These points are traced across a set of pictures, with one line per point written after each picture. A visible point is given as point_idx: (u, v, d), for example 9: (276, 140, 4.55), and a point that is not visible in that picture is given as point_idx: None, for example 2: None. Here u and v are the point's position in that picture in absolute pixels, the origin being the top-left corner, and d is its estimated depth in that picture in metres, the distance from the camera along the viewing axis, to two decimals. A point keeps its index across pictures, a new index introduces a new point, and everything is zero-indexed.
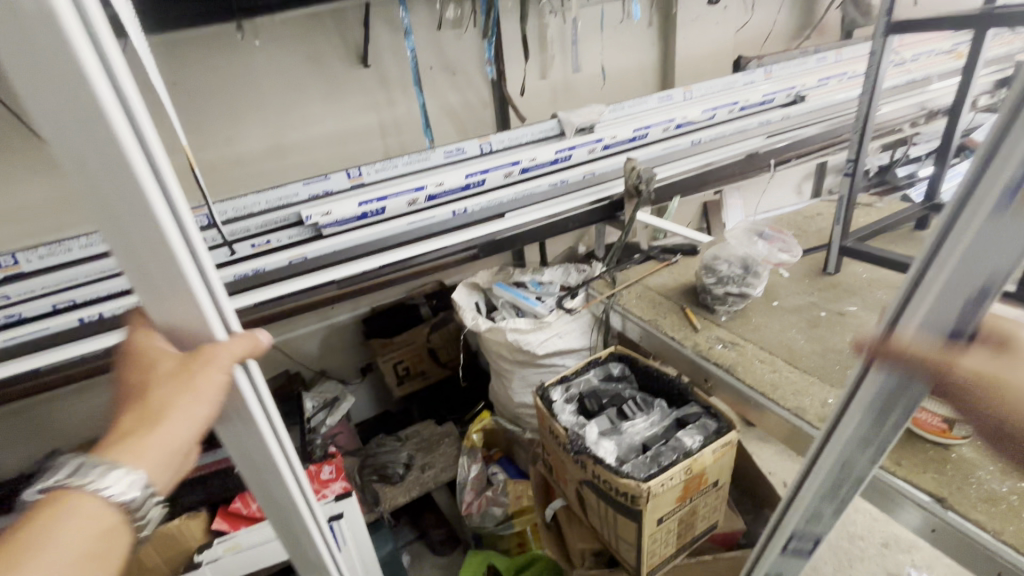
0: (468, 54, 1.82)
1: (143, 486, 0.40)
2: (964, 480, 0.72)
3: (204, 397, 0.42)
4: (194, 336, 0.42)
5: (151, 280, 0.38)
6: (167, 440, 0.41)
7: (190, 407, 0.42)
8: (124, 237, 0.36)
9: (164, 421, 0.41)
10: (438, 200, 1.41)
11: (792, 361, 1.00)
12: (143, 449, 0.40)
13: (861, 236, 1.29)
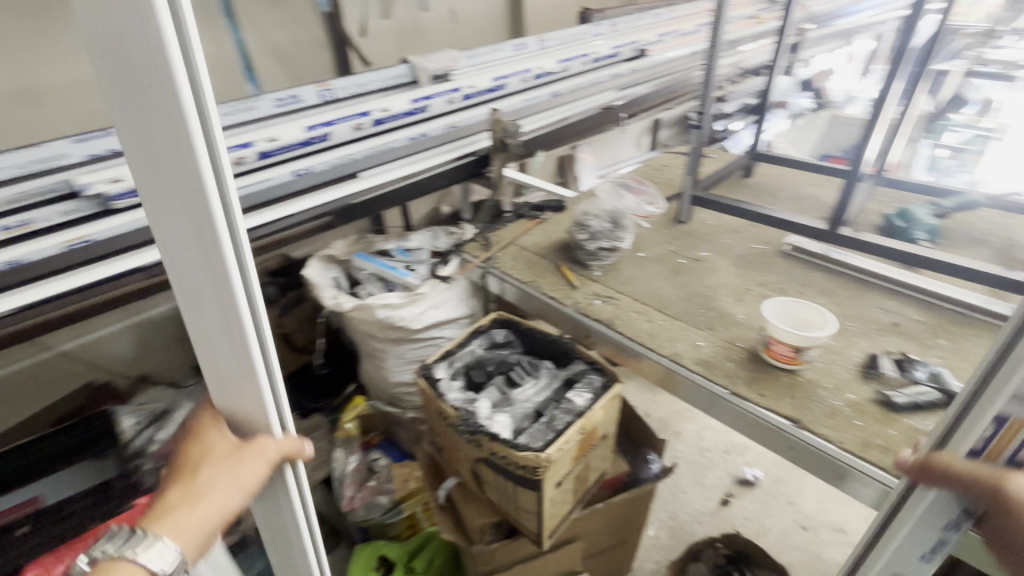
0: None
1: (174, 557, 0.44)
2: (812, 400, 0.82)
3: (242, 483, 0.46)
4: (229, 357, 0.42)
5: (208, 265, 0.36)
6: (201, 520, 0.46)
7: (219, 498, 0.46)
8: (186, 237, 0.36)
9: (194, 508, 0.46)
10: (273, 159, 1.17)
11: (663, 308, 1.05)
12: (180, 528, 0.45)
13: (706, 186, 1.39)
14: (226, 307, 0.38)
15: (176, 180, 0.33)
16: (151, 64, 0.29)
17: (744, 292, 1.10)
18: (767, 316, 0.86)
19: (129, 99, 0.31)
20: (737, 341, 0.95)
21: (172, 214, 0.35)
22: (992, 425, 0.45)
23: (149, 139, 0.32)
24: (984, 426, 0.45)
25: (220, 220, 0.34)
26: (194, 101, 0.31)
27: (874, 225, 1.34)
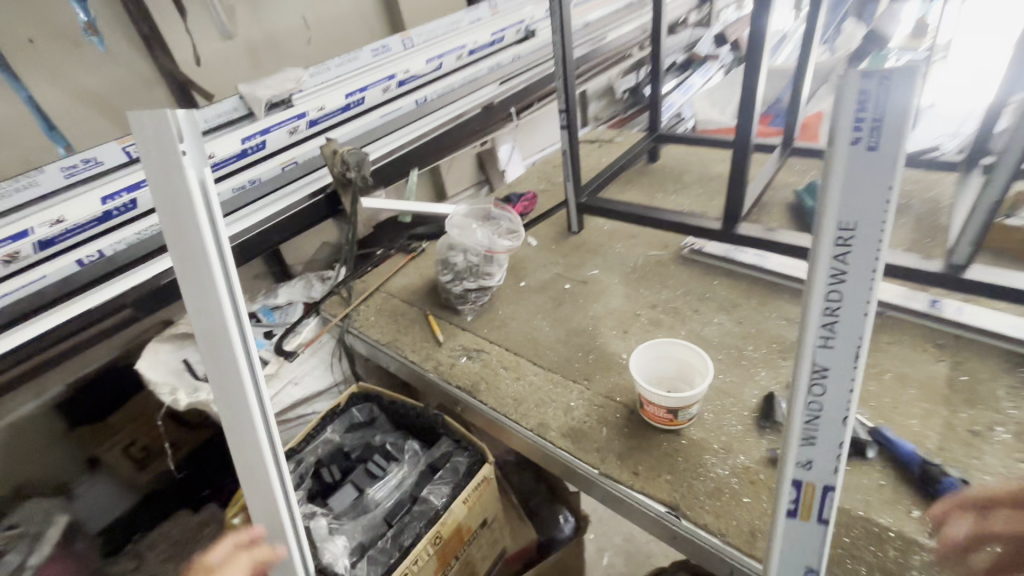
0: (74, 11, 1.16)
1: None
2: (695, 472, 0.67)
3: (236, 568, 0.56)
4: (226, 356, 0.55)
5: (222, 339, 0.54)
6: None
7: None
8: (195, 259, 0.52)
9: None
10: (58, 246, 0.97)
11: (536, 358, 0.89)
12: None
13: (596, 187, 1.22)
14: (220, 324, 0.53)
15: (199, 283, 0.52)
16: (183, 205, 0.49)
17: (633, 321, 0.93)
18: (633, 373, 0.70)
19: (172, 221, 0.51)
20: (616, 394, 0.80)
21: (196, 308, 0.54)
22: (793, 488, 0.48)
23: (184, 252, 0.52)
24: (786, 490, 0.48)
25: (222, 297, 0.52)
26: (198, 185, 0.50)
27: (786, 205, 1.18)
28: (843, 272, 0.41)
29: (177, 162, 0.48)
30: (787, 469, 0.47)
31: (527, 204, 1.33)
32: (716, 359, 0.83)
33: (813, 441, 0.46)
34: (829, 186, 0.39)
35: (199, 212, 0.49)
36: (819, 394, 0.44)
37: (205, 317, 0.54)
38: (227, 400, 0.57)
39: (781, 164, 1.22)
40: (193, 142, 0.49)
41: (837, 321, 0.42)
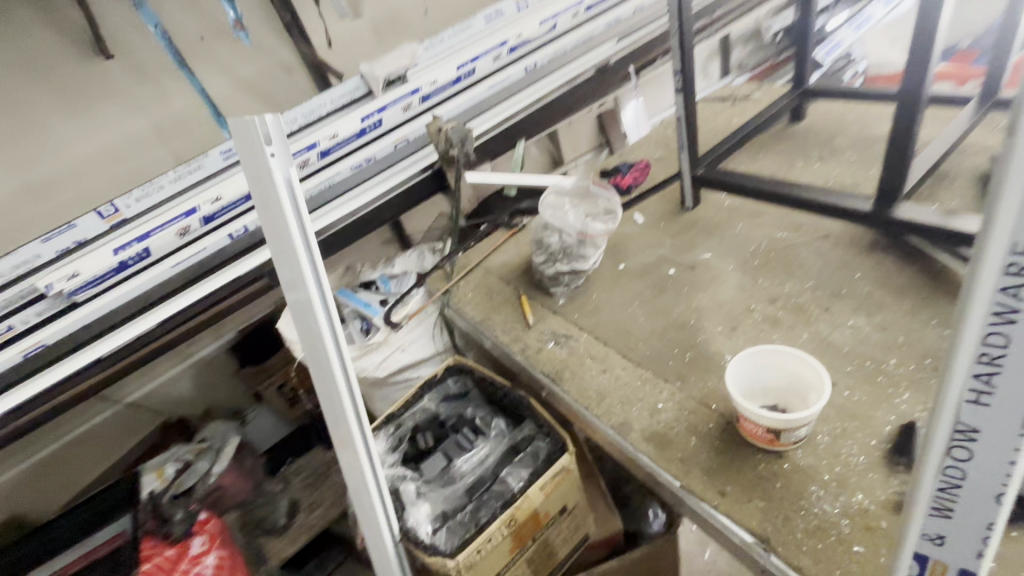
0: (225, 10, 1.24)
1: None
2: (797, 503, 0.58)
3: None
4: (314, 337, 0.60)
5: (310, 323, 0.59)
6: None
7: None
8: (285, 250, 0.56)
9: None
10: (218, 221, 1.15)
11: (627, 351, 0.83)
12: None
13: (718, 156, 1.08)
14: (309, 309, 0.58)
15: (289, 270, 0.57)
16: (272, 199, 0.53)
17: (744, 317, 0.82)
18: (728, 384, 0.62)
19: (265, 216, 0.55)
20: (713, 401, 0.72)
21: (288, 292, 0.59)
22: (916, 561, 0.39)
23: (275, 243, 0.57)
24: (905, 560, 0.39)
25: (309, 281, 0.57)
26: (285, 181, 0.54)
27: (975, 178, 0.93)
28: (1013, 312, 0.30)
29: (265, 160, 0.52)
30: (908, 539, 0.38)
31: (638, 176, 1.23)
32: (844, 371, 0.70)
33: (949, 511, 0.36)
34: (999, 197, 0.28)
35: (287, 205, 0.54)
36: (964, 459, 0.34)
37: (296, 302, 0.59)
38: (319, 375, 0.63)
39: (974, 123, 0.96)
40: (280, 141, 0.53)
41: (1003, 375, 0.31)
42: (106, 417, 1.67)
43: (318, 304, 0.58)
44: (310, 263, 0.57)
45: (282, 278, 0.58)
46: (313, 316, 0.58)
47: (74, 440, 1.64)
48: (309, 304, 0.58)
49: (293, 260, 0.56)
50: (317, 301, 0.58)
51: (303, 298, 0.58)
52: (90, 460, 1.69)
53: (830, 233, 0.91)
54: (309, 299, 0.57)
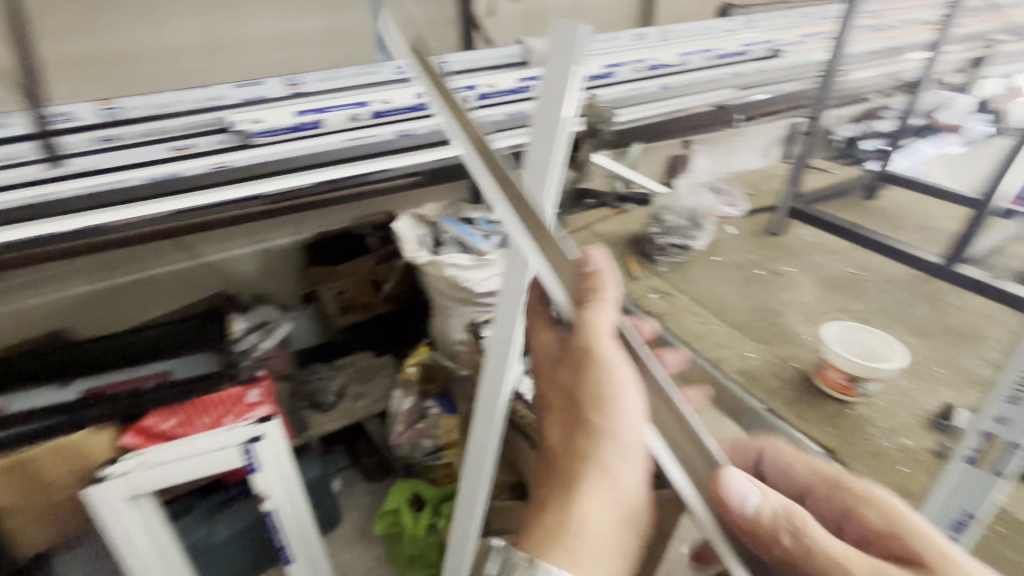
0: None
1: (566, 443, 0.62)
2: (858, 435, 0.75)
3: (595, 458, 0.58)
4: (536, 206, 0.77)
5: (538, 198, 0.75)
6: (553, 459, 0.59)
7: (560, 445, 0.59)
8: (550, 132, 0.73)
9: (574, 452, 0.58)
10: (385, 118, 1.30)
11: (721, 315, 1.01)
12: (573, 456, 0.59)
13: (810, 199, 1.29)
14: (544, 183, 0.75)
15: (544, 149, 0.74)
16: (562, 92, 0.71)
17: (819, 315, 1.01)
18: (824, 338, 0.81)
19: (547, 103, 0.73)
20: (793, 361, 0.89)
21: (532, 166, 0.76)
22: (981, 439, 0.60)
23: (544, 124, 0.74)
24: (973, 437, 0.61)
25: (555, 163, 0.74)
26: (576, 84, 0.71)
27: (1014, 273, 1.14)
28: None
29: (573, 63, 0.69)
30: (982, 420, 0.60)
31: None
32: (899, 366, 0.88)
33: (1017, 401, 0.58)
34: None
35: (569, 101, 0.71)
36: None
37: (534, 175, 0.76)
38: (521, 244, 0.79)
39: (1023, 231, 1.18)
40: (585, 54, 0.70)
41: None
42: (178, 268, 1.80)
43: (552, 181, 0.75)
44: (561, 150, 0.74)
45: (532, 154, 0.76)
46: (544, 189, 0.75)
47: (145, 278, 1.77)
48: (547, 179, 0.75)
49: (552, 142, 0.73)
50: (552, 180, 0.75)
51: (545, 173, 0.75)
52: (147, 302, 1.80)
53: (892, 279, 1.12)
54: (550, 175, 0.74)
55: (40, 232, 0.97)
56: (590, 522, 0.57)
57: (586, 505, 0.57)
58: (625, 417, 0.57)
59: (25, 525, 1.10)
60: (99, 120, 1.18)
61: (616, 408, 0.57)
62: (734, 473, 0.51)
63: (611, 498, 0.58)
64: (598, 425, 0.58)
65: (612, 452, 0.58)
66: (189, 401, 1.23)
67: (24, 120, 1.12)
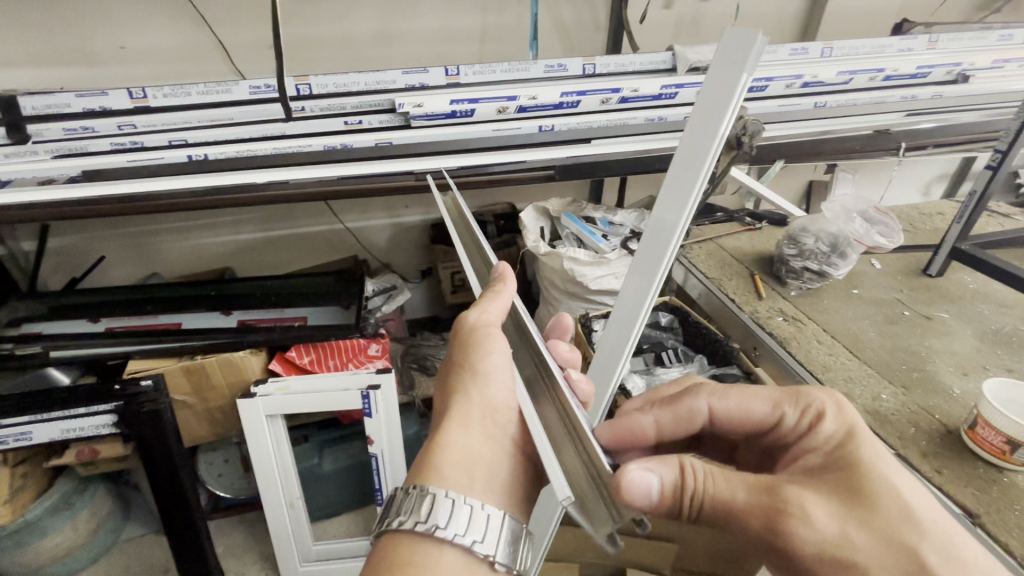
0: None
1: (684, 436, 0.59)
2: (1010, 505, 0.67)
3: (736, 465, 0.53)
4: (675, 210, 0.76)
5: (682, 199, 0.75)
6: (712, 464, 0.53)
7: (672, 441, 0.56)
8: (703, 139, 0.73)
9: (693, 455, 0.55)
10: (528, 113, 1.38)
11: (854, 350, 0.94)
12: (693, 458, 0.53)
13: (982, 243, 1.14)
14: (687, 187, 0.75)
15: (694, 154, 0.75)
16: (723, 99, 0.71)
17: (977, 370, 0.90)
18: (983, 392, 0.72)
19: (706, 111, 0.74)
20: (936, 412, 0.81)
21: (679, 171, 0.77)
22: None
23: (700, 131, 0.74)
24: None
25: (703, 167, 0.73)
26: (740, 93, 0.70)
27: None
28: None
29: (739, 71, 0.69)
30: None
31: None
32: None
33: None
34: None
35: (730, 106, 0.70)
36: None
37: (680, 179, 0.77)
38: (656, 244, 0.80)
39: None
40: (754, 63, 0.69)
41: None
42: (324, 229, 2.04)
43: (696, 186, 0.74)
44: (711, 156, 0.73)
45: (682, 159, 0.77)
46: (687, 192, 0.75)
47: (298, 233, 2.03)
48: (691, 183, 0.74)
49: (704, 147, 0.73)
50: (696, 184, 0.74)
51: (690, 178, 0.75)
52: (296, 255, 2.07)
53: None
54: (694, 180, 0.74)
55: (240, 180, 1.16)
56: (472, 455, 0.58)
57: (466, 439, 0.59)
58: (496, 374, 0.61)
59: (192, 418, 1.33)
60: (294, 95, 1.37)
61: (490, 363, 0.62)
62: (627, 473, 0.43)
63: (495, 455, 0.59)
64: (464, 370, 0.62)
65: (501, 408, 0.61)
66: (324, 343, 1.39)
67: (241, 88, 1.35)
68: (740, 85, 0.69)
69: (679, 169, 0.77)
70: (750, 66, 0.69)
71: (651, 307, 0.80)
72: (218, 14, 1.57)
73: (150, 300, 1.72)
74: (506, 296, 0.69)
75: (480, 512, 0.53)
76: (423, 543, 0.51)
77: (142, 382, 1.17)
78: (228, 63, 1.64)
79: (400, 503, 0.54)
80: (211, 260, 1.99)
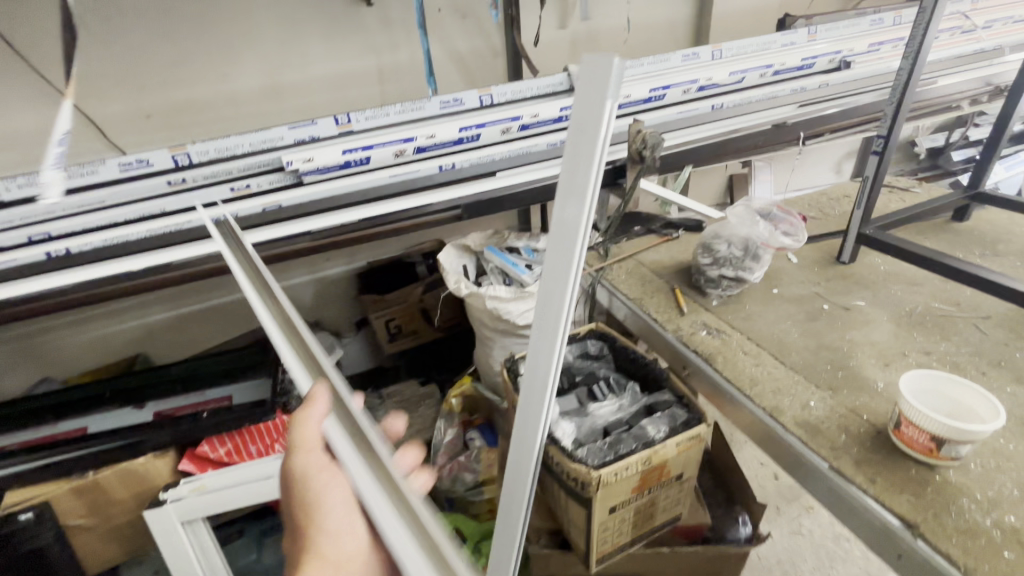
0: None
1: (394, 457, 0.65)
2: (946, 506, 0.64)
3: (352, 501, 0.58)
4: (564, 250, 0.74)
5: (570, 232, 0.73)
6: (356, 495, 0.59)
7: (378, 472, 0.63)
8: (578, 171, 0.70)
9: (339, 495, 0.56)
10: (428, 153, 1.33)
11: (779, 356, 0.92)
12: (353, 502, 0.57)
13: (885, 225, 1.16)
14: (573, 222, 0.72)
15: (569, 190, 0.72)
16: (590, 132, 0.68)
17: (898, 358, 0.89)
18: (901, 389, 0.70)
19: (574, 142, 0.70)
20: (864, 412, 0.79)
21: (559, 208, 0.74)
22: None
23: (574, 163, 0.71)
24: None
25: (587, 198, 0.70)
26: (609, 124, 0.68)
27: None
28: None
29: (604, 97, 0.66)
30: None
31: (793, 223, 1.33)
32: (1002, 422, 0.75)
33: None
34: None
35: (602, 139, 0.67)
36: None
37: (562, 216, 0.73)
38: (553, 275, 0.76)
39: None
40: (617, 88, 0.66)
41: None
42: (242, 297, 1.90)
43: (582, 227, 0.71)
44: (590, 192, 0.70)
45: (560, 192, 0.73)
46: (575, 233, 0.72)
47: (213, 306, 1.89)
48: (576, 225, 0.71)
49: (583, 181, 0.70)
50: (583, 223, 0.71)
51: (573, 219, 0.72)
52: (214, 330, 1.92)
53: (994, 314, 0.98)
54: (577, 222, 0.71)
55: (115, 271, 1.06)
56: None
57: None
58: (339, 532, 0.54)
59: (94, 541, 1.16)
60: (170, 165, 1.26)
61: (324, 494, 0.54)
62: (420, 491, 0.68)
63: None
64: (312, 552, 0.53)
65: (341, 550, 0.53)
66: (242, 428, 1.26)
67: (110, 167, 1.23)
68: (607, 118, 0.66)
69: (558, 202, 0.74)
70: (613, 94, 0.66)
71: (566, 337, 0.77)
72: (83, 89, 1.45)
73: (42, 408, 1.53)
74: (314, 431, 0.54)
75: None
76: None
77: (20, 515, 1.04)
78: (101, 138, 1.52)
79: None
80: (117, 349, 1.82)
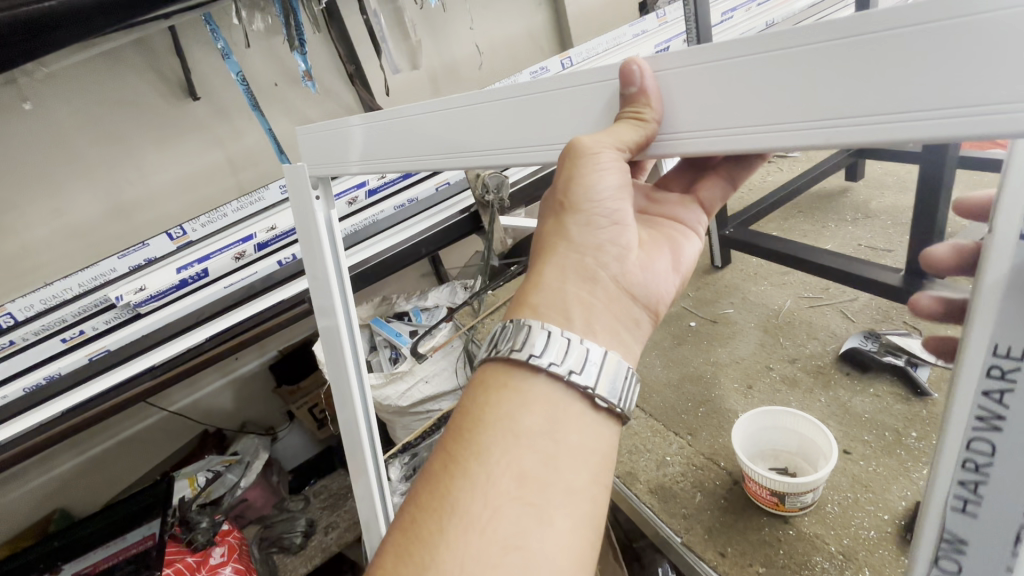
0: (301, 62, 1.18)
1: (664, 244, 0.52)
2: (798, 569, 0.65)
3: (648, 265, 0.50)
4: (336, 361, 0.78)
5: (336, 338, 0.78)
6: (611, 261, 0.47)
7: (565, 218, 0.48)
8: (317, 277, 0.78)
9: (573, 181, 0.44)
10: (271, 247, 1.25)
11: (640, 402, 0.94)
12: (568, 251, 0.47)
13: (745, 218, 1.20)
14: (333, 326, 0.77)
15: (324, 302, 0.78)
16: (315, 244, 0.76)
17: (762, 375, 0.93)
18: (739, 455, 0.71)
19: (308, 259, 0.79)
20: (721, 459, 0.81)
21: (325, 319, 0.79)
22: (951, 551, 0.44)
23: (317, 275, 0.78)
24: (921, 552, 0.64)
25: (335, 295, 0.76)
26: (328, 229, 0.77)
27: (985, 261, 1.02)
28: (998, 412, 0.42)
29: (313, 210, 0.76)
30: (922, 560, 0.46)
31: None
32: (860, 440, 0.78)
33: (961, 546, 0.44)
34: (974, 314, 0.42)
35: (324, 245, 0.76)
36: (952, 570, 0.44)
37: (328, 325, 0.79)
38: (339, 380, 0.79)
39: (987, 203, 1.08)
40: (326, 200, 0.77)
41: (987, 486, 0.42)
42: (151, 423, 1.80)
43: (344, 331, 0.77)
44: (340, 298, 0.77)
45: (319, 307, 0.79)
46: (339, 342, 0.77)
47: (124, 440, 1.77)
48: (335, 331, 0.77)
49: (327, 290, 0.77)
50: (343, 327, 0.77)
51: (332, 327, 0.78)
52: (129, 462, 1.80)
53: (859, 302, 1.03)
54: (335, 326, 0.77)
55: None
56: (555, 423, 0.42)
57: (541, 384, 0.43)
58: (621, 221, 0.47)
59: None
60: None
61: (591, 190, 0.45)
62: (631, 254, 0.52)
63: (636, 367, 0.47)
64: (562, 217, 0.47)
65: (607, 246, 0.47)
66: None
67: None
68: (320, 224, 0.76)
69: (316, 309, 0.80)
70: (325, 206, 0.77)
71: (372, 445, 0.78)
72: None
73: None
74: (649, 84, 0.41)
75: (579, 346, 0.44)
76: (519, 371, 0.44)
77: None
78: None
79: (492, 343, 0.47)
80: (24, 516, 1.67)
